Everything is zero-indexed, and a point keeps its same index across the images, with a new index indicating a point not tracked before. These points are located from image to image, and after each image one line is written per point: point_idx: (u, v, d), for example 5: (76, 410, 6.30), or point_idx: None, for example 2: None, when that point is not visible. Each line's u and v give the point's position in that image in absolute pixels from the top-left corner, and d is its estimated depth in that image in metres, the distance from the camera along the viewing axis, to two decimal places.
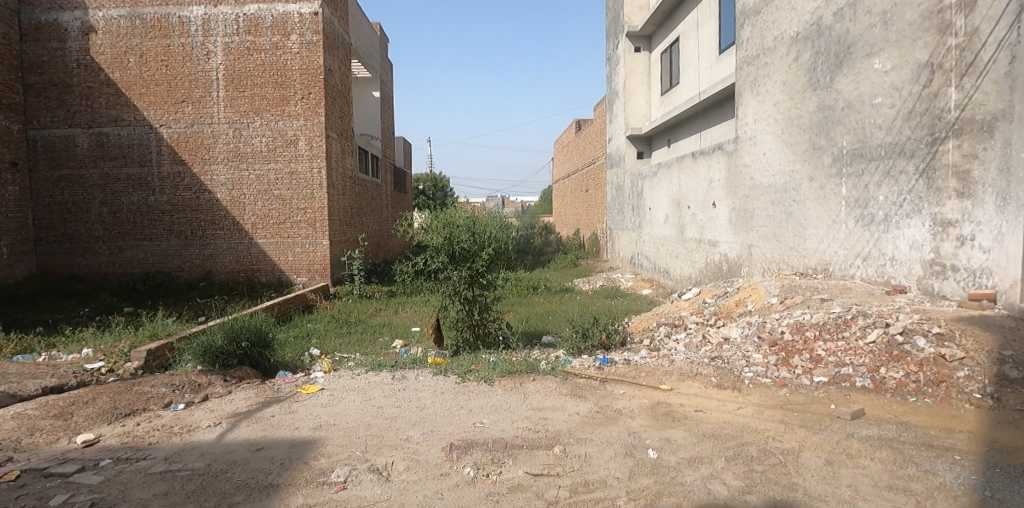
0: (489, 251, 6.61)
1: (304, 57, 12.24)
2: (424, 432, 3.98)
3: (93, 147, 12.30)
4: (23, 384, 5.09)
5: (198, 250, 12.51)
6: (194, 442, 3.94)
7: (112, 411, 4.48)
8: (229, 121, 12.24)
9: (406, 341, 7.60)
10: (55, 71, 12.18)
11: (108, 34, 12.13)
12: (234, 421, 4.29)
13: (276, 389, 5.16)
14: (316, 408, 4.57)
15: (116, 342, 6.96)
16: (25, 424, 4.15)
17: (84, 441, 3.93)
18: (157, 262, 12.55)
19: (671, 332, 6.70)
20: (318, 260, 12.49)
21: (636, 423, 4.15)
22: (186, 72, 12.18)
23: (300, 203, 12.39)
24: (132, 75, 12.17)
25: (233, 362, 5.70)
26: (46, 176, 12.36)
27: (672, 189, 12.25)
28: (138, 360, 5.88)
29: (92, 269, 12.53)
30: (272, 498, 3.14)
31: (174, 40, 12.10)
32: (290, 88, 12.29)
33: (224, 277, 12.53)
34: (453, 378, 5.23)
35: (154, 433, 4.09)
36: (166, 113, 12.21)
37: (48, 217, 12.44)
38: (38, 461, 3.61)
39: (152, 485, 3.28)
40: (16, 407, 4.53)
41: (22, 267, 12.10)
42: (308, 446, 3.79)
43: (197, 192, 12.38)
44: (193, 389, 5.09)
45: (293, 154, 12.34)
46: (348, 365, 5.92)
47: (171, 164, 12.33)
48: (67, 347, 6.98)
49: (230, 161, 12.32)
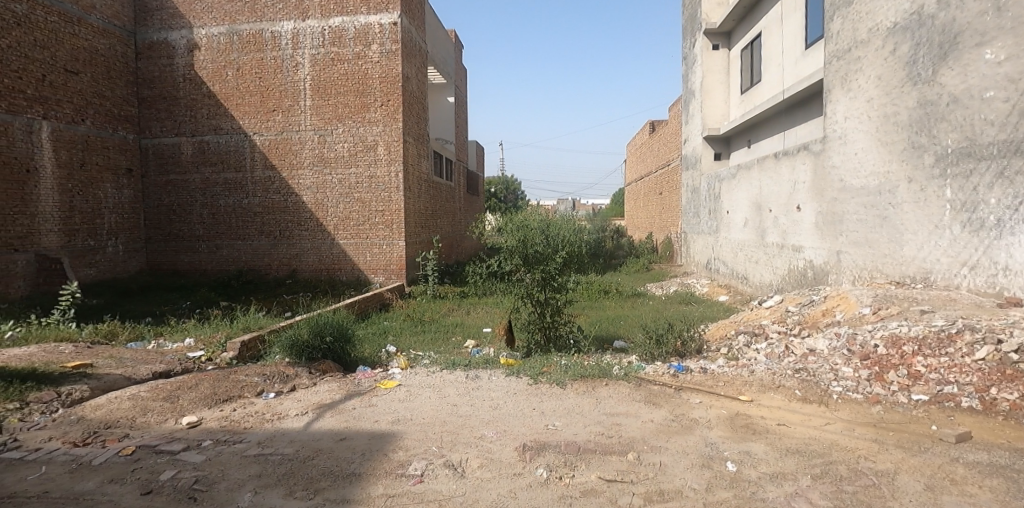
0: (562, 254, 6.61)
1: (383, 65, 12.72)
2: (498, 432, 4.04)
3: (196, 153, 13.36)
4: (137, 369, 5.63)
5: (285, 249, 13.29)
6: (284, 429, 4.19)
7: (212, 396, 4.83)
8: (315, 128, 12.93)
9: (478, 341, 7.72)
10: (164, 85, 13.36)
11: (210, 50, 13.15)
12: (320, 412, 4.52)
13: (357, 383, 5.38)
14: (395, 402, 4.74)
15: (214, 333, 7.54)
16: (140, 404, 4.56)
17: (189, 423, 4.28)
18: (249, 260, 13.43)
19: (751, 341, 6.42)
20: (394, 260, 12.93)
21: (713, 433, 4.02)
22: (277, 83, 12.99)
23: (378, 206, 12.89)
24: (230, 87, 13.12)
25: (317, 355, 6.04)
26: (156, 180, 13.56)
27: (752, 191, 11.74)
28: (232, 350, 6.37)
29: (193, 266, 13.61)
30: (355, 486, 3.29)
31: (267, 53, 12.94)
32: (370, 95, 12.80)
33: (308, 275, 13.25)
34: (525, 379, 5.27)
35: (248, 418, 4.39)
36: (259, 122, 13.07)
37: (157, 218, 13.66)
38: (151, 438, 3.99)
39: (247, 467, 3.52)
40: (132, 389, 4.98)
41: (134, 263, 13.35)
42: (387, 439, 3.94)
43: (285, 195, 13.15)
44: (282, 379, 5.42)
45: (373, 159, 12.85)
46: (424, 363, 6.11)
47: (262, 169, 13.16)
48: (172, 336, 7.64)
49: (315, 166, 13.00)
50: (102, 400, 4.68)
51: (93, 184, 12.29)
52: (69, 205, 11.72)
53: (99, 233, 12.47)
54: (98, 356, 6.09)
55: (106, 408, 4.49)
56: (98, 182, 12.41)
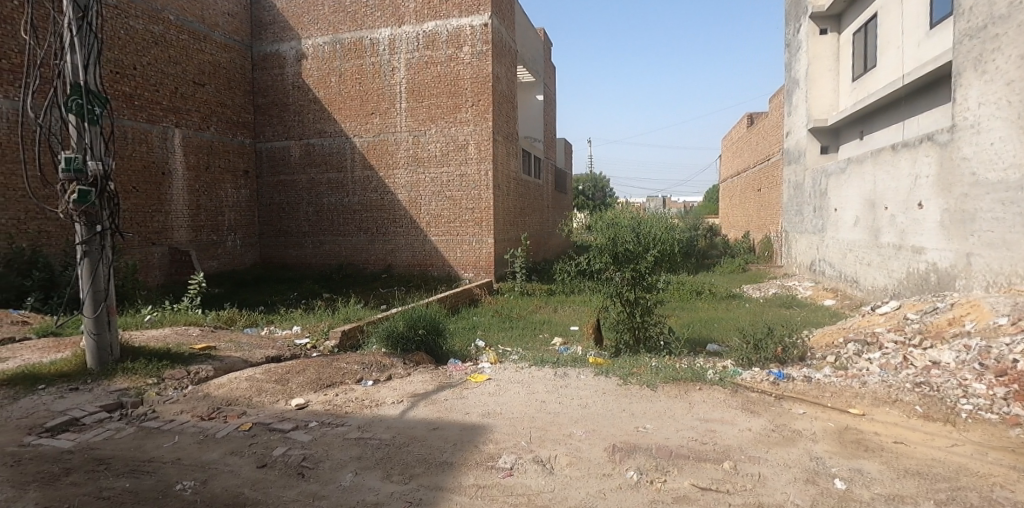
0: (655, 252, 6.43)
1: (475, 66, 12.97)
2: (588, 431, 4.00)
3: (303, 155, 14.32)
4: (254, 353, 6.15)
5: (382, 245, 13.94)
6: (381, 415, 4.41)
7: (317, 381, 5.17)
8: (410, 129, 13.44)
9: (565, 339, 7.70)
10: (276, 93, 14.43)
11: (316, 59, 14.03)
12: (414, 401, 4.70)
13: (449, 375, 5.55)
14: (485, 396, 4.84)
15: (318, 322, 8.08)
16: (256, 385, 4.97)
17: (297, 404, 4.61)
18: (349, 255, 14.21)
19: (863, 350, 5.93)
20: (483, 257, 13.18)
21: (819, 447, 3.75)
22: (375, 87, 13.62)
23: (469, 204, 13.19)
24: (333, 93, 13.94)
25: (412, 347, 6.31)
26: (268, 181, 14.69)
27: (864, 187, 10.84)
28: (334, 339, 6.81)
29: (299, 259, 14.61)
30: (448, 474, 3.39)
31: (366, 60, 13.62)
32: (462, 96, 13.11)
33: (402, 271, 13.81)
34: (615, 379, 5.19)
35: (349, 403, 4.66)
36: (360, 124, 13.79)
37: (269, 216, 14.80)
38: (265, 416, 4.34)
39: (348, 449, 3.74)
40: (249, 370, 5.43)
41: (249, 256, 14.57)
42: (478, 431, 4.03)
43: (382, 194, 13.78)
44: (380, 368, 5.69)
45: (464, 158, 13.16)
46: (512, 358, 6.19)
47: (362, 169, 13.88)
48: (282, 324, 8.28)
49: (409, 166, 13.52)
50: (224, 379, 5.15)
51: (216, 185, 13.55)
52: (196, 204, 13.00)
53: (220, 229, 13.72)
54: (220, 339, 6.70)
55: (227, 387, 4.93)
56: (220, 183, 13.65)
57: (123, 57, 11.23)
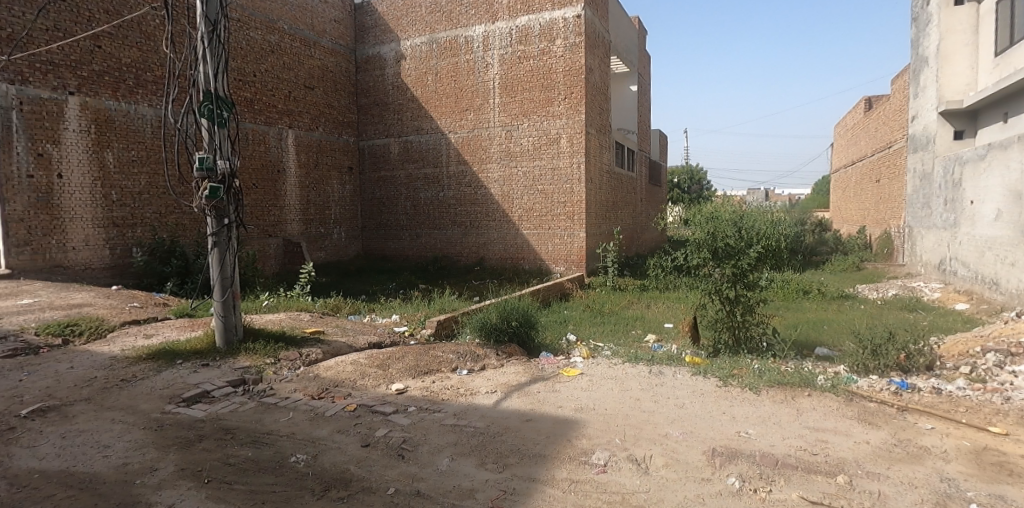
0: (758, 248, 6.08)
1: (567, 59, 12.86)
2: (684, 432, 3.87)
3: (402, 152, 14.94)
4: (358, 339, 6.52)
5: (475, 238, 14.24)
6: (476, 404, 4.51)
7: (415, 368, 5.39)
8: (503, 124, 13.60)
9: (659, 337, 7.48)
10: (377, 93, 15.13)
11: (414, 59, 14.55)
12: (507, 392, 4.78)
13: (541, 368, 5.57)
14: (578, 390, 4.82)
15: (415, 311, 8.43)
16: (360, 369, 5.26)
17: (398, 389, 4.83)
18: (443, 248, 14.66)
19: (1005, 362, 5.27)
20: (575, 251, 13.08)
21: (951, 467, 3.39)
22: (469, 84, 13.92)
23: (561, 197, 13.14)
24: (429, 91, 14.39)
25: (504, 338, 6.42)
26: (370, 176, 15.48)
27: (1008, 177, 9.60)
28: (431, 328, 7.08)
29: (398, 251, 15.28)
30: (541, 466, 3.41)
31: (461, 57, 13.94)
32: (554, 89, 13.06)
33: (494, 264, 14.03)
34: (714, 380, 4.98)
35: (445, 391, 4.81)
36: (454, 121, 14.15)
37: (370, 210, 15.60)
38: (368, 399, 4.59)
39: (445, 435, 3.87)
40: (353, 355, 5.76)
41: (353, 247, 15.44)
42: (571, 425, 4.02)
43: (476, 188, 14.08)
44: (474, 358, 5.83)
45: (556, 152, 13.12)
46: (605, 354, 6.12)
47: (456, 164, 14.25)
48: (382, 312, 8.71)
49: (502, 160, 13.71)
50: (332, 362, 5.51)
51: (323, 181, 14.47)
52: (307, 199, 13.97)
53: (327, 222, 14.66)
54: (328, 325, 7.17)
55: (335, 370, 5.26)
56: (327, 179, 14.57)
57: (245, 65, 12.26)
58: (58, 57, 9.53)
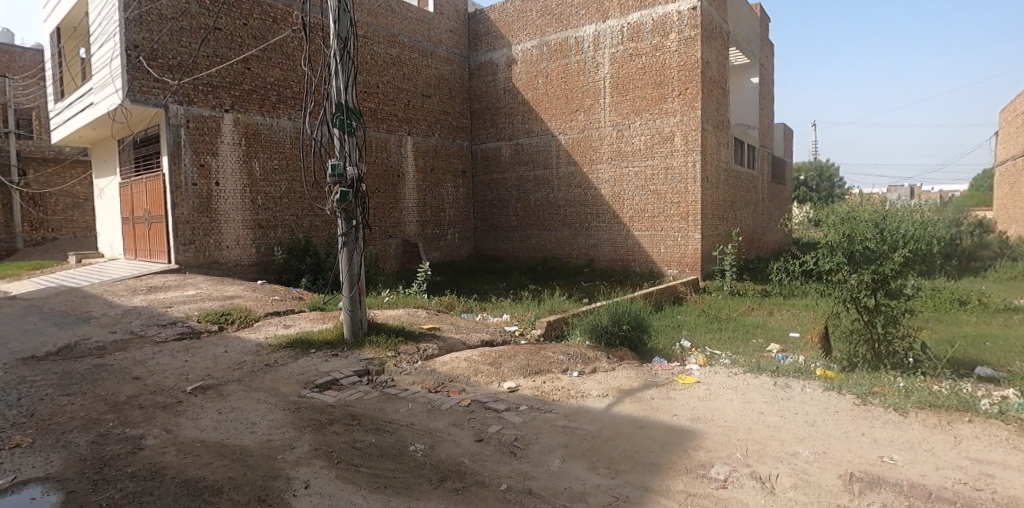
0: (903, 252, 5.46)
1: (681, 53, 12.33)
2: (815, 452, 3.57)
3: (513, 154, 15.21)
4: (471, 337, 6.72)
5: (584, 240, 14.16)
6: (587, 407, 4.47)
7: (526, 367, 5.45)
8: (614, 123, 13.39)
9: (783, 346, 6.97)
10: (489, 98, 15.54)
11: (525, 63, 14.76)
12: (619, 396, 4.69)
13: (654, 374, 5.41)
14: (694, 399, 4.62)
15: (525, 311, 8.55)
16: (473, 365, 5.42)
17: (509, 387, 4.92)
18: (553, 249, 14.73)
19: None
20: (689, 253, 12.50)
21: None
22: (580, 84, 13.86)
23: (674, 197, 12.62)
24: (540, 94, 14.52)
25: (615, 341, 6.31)
26: (482, 179, 15.92)
27: None
28: (541, 328, 7.14)
29: (509, 252, 15.58)
30: (656, 476, 3.30)
31: (571, 58, 13.92)
32: (667, 86, 12.60)
33: (604, 265, 13.85)
34: (850, 397, 4.54)
35: (556, 392, 4.82)
36: (564, 122, 14.15)
37: (482, 211, 16.05)
38: (481, 395, 4.72)
39: (556, 435, 3.87)
40: (467, 352, 5.95)
41: (466, 248, 15.99)
42: (687, 436, 3.86)
43: (586, 189, 13.98)
44: (584, 360, 5.79)
45: (669, 150, 12.63)
46: (723, 362, 5.81)
47: (566, 165, 14.25)
48: (493, 311, 8.93)
49: (613, 160, 13.49)
50: (447, 358, 5.73)
51: (439, 184, 15.12)
52: (424, 201, 14.67)
53: (442, 223, 15.29)
54: (442, 322, 7.47)
55: (449, 365, 5.47)
56: (443, 182, 15.20)
57: (369, 78, 13.13)
58: (216, 79, 10.83)
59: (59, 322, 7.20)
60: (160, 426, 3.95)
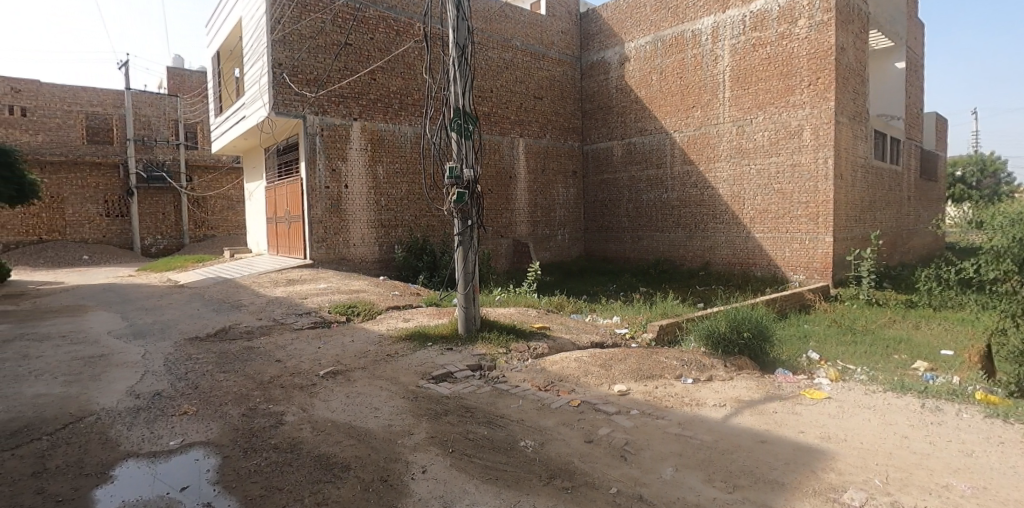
0: None
1: (812, 40, 11.41)
2: (973, 486, 3.15)
3: (625, 154, 14.94)
4: (580, 338, 6.69)
5: (700, 242, 13.56)
6: (703, 416, 4.28)
7: (638, 371, 5.33)
8: (734, 119, 12.68)
9: (932, 364, 6.21)
10: (601, 98, 15.37)
11: (638, 60, 14.43)
12: (738, 407, 4.43)
13: (777, 386, 5.06)
14: (824, 416, 4.25)
15: (636, 314, 8.36)
16: (583, 366, 5.40)
17: (620, 391, 4.83)
18: (666, 251, 14.26)
19: None
20: (818, 258, 11.50)
21: None
22: (696, 80, 13.29)
23: (802, 197, 11.69)
24: (654, 91, 14.12)
25: (734, 350, 5.98)
26: (593, 179, 15.79)
27: None
28: (653, 332, 6.94)
29: (619, 253, 15.31)
30: (780, 495, 3.09)
31: (688, 52, 13.39)
32: (795, 76, 11.71)
33: (721, 269, 13.17)
34: (1019, 427, 3.95)
35: (669, 398, 4.66)
36: (680, 119, 13.64)
37: (593, 212, 15.92)
38: (591, 397, 4.69)
39: (669, 443, 3.75)
40: (577, 353, 5.93)
41: (575, 249, 15.95)
42: (816, 455, 3.56)
43: (702, 189, 13.38)
44: (699, 367, 5.54)
45: (797, 146, 11.72)
46: (858, 378, 5.30)
47: (681, 164, 13.74)
48: (603, 313, 8.82)
49: (733, 158, 12.79)
50: (557, 357, 5.75)
51: (550, 185, 15.22)
52: (534, 202, 14.84)
53: (553, 224, 15.36)
54: (552, 322, 7.51)
55: (560, 364, 5.49)
56: (553, 183, 15.28)
57: (484, 83, 13.54)
58: (346, 91, 11.73)
59: (216, 309, 8.18)
60: (297, 405, 4.35)
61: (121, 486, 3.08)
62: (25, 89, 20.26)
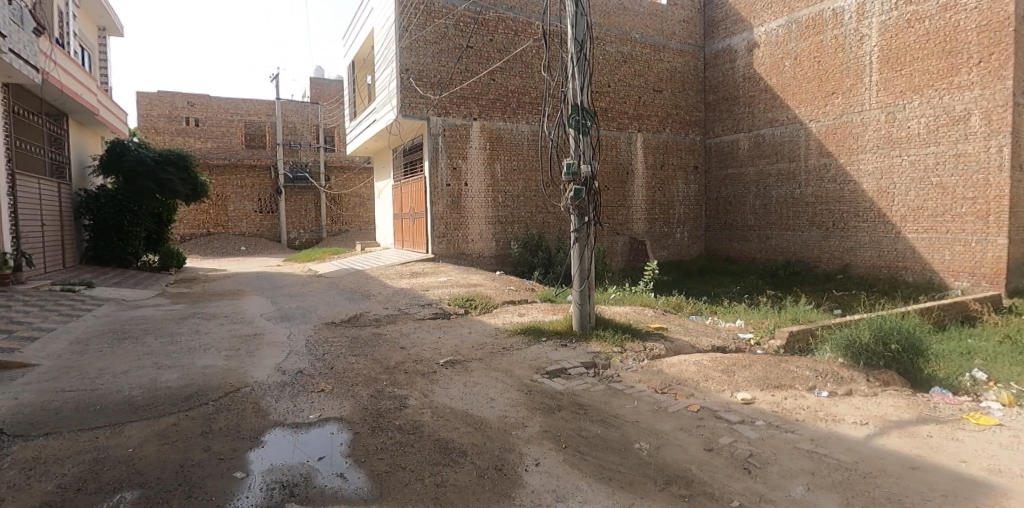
0: None
1: (982, 10, 9.94)
2: None
3: (752, 148, 14.02)
4: (700, 341, 6.39)
5: (839, 242, 12.40)
6: (840, 433, 3.89)
7: (764, 379, 4.97)
8: (882, 105, 11.40)
9: None
10: (727, 88, 14.55)
11: (769, 45, 13.46)
12: (884, 427, 3.98)
13: (933, 407, 4.48)
14: (993, 445, 3.69)
15: (762, 319, 7.82)
16: (703, 370, 5.15)
17: (744, 399, 4.54)
18: (798, 252, 13.20)
19: None
20: (986, 262, 10.04)
21: None
22: (837, 64, 12.12)
23: (967, 192, 10.23)
24: (786, 78, 13.11)
25: (879, 363, 5.39)
26: (716, 175, 14.99)
27: None
28: (781, 339, 6.45)
29: (744, 253, 14.43)
30: None
31: (827, 34, 12.26)
32: (961, 53, 10.27)
33: (863, 272, 11.94)
34: None
35: (800, 411, 4.30)
36: (816, 108, 12.54)
37: (715, 210, 15.12)
38: (711, 403, 4.46)
39: (800, 459, 3.46)
40: (697, 356, 5.66)
41: (695, 247, 15.27)
42: (982, 490, 3.10)
43: (843, 183, 12.20)
44: (836, 380, 5.07)
45: (961, 133, 10.28)
46: None
47: (818, 157, 12.63)
48: (725, 315, 8.36)
49: (880, 149, 11.51)
50: (674, 359, 5.54)
51: (669, 181, 14.69)
52: (652, 199, 14.41)
53: (671, 222, 14.82)
54: (670, 323, 7.25)
55: (678, 367, 5.28)
56: (673, 179, 14.74)
57: (601, 78, 13.39)
58: (467, 92, 12.15)
59: (349, 298, 8.87)
60: (419, 390, 4.59)
61: (269, 451, 3.44)
62: (198, 102, 23.32)
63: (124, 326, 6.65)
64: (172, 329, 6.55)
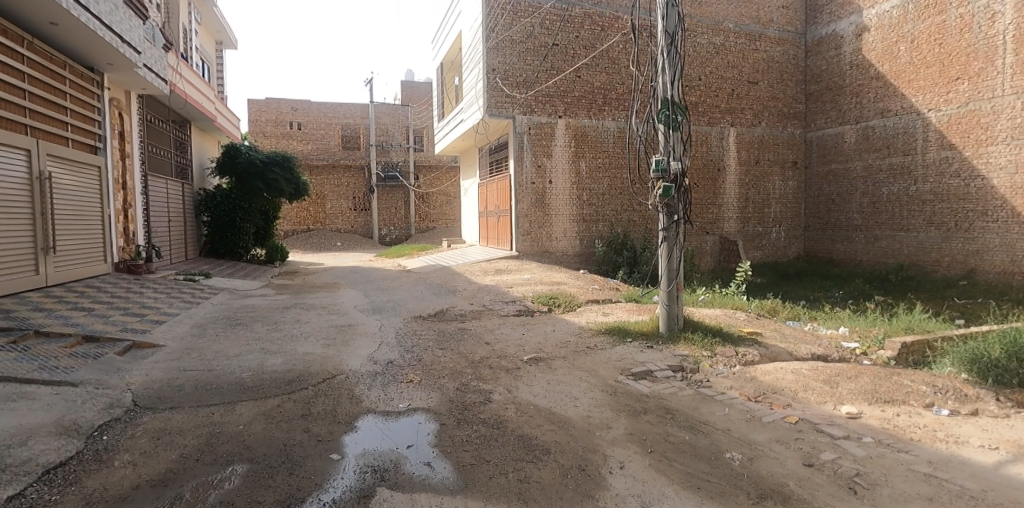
0: None
1: None
2: None
3: (861, 141, 12.98)
4: (799, 348, 6.00)
5: (962, 244, 11.21)
6: (964, 457, 3.51)
7: (873, 393, 4.58)
8: (1017, 90, 10.15)
9: None
10: (831, 77, 13.55)
11: (882, 29, 12.38)
12: (1018, 454, 3.55)
13: None
14: None
15: (870, 327, 7.22)
16: (802, 380, 4.83)
17: (848, 413, 4.20)
18: (913, 254, 12.07)
19: None
20: None
21: None
22: (963, 45, 10.93)
23: None
24: (901, 64, 12.02)
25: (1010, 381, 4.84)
26: (818, 171, 14.01)
27: None
28: (892, 350, 5.92)
29: (849, 255, 13.42)
30: None
31: (951, 13, 11.10)
32: None
33: (992, 278, 10.73)
34: None
35: (916, 430, 3.92)
36: (938, 96, 11.39)
37: (816, 208, 14.14)
38: (812, 415, 4.17)
39: (915, 483, 3.15)
40: (795, 365, 5.32)
41: (793, 248, 14.37)
42: None
43: (968, 179, 11.01)
44: (959, 397, 4.58)
45: None
46: None
47: (938, 150, 11.48)
48: (826, 322, 7.80)
49: (1014, 140, 10.27)
50: (770, 367, 5.24)
51: (764, 178, 13.92)
52: (746, 196, 13.71)
53: (767, 221, 14.03)
54: (765, 328, 6.86)
55: (773, 375, 4.98)
56: (769, 175, 13.95)
57: (691, 71, 12.92)
58: (553, 90, 12.14)
59: (436, 293, 9.13)
60: (503, 386, 4.64)
61: (361, 436, 3.60)
62: (301, 107, 24.94)
63: (236, 313, 7.23)
64: (276, 317, 7.04)
